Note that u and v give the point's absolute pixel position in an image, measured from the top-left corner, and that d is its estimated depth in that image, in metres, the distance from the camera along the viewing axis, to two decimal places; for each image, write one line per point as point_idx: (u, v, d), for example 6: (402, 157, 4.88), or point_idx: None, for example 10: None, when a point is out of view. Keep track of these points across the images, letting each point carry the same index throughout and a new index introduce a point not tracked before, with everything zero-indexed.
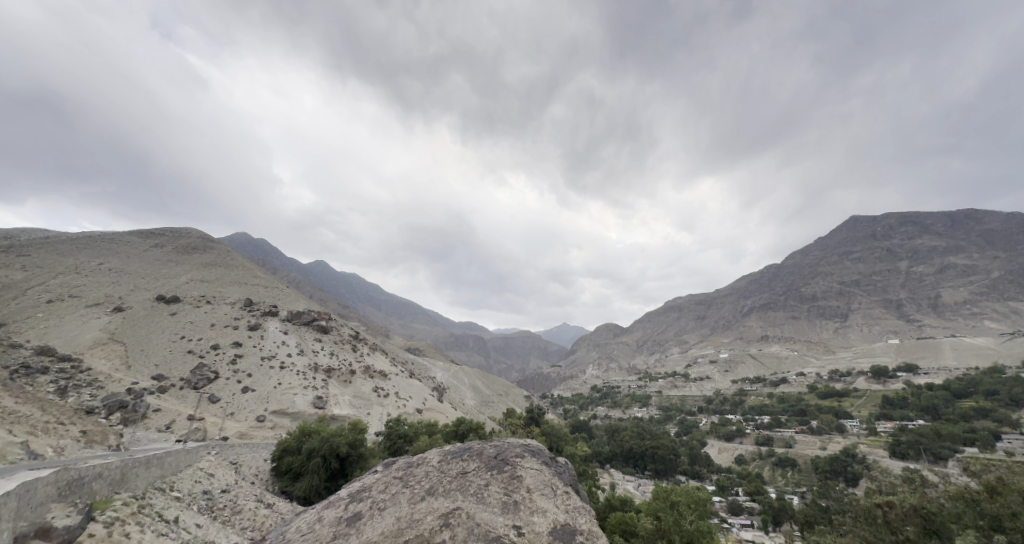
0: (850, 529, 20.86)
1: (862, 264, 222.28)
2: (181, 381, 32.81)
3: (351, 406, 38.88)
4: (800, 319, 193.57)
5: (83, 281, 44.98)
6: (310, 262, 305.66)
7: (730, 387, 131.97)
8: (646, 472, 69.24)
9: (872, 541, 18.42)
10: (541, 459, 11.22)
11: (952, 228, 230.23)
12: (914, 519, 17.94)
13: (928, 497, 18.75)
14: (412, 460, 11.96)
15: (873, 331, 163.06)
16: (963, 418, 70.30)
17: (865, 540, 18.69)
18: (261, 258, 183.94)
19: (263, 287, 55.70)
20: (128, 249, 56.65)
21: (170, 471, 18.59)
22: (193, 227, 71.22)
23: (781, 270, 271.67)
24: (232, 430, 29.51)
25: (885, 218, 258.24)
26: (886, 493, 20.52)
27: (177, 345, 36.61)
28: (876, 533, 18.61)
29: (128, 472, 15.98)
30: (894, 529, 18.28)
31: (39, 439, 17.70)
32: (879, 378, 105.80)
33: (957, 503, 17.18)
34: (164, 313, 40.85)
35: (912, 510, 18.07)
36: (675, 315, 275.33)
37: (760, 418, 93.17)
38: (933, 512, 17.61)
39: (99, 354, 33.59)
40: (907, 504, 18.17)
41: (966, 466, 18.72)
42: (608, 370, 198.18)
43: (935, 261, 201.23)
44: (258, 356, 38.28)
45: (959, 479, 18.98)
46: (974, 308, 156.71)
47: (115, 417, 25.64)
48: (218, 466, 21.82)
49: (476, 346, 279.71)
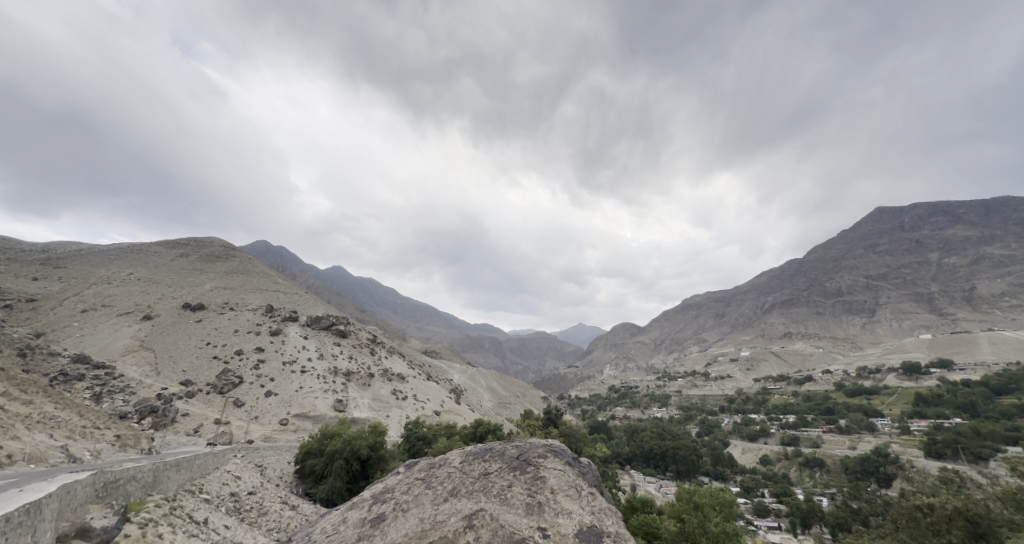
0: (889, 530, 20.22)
1: (889, 256, 214.64)
2: (207, 386, 33.72)
3: (370, 408, 39.37)
4: (824, 315, 188.01)
5: (114, 291, 46.74)
6: (328, 268, 311.91)
7: (753, 386, 128.98)
8: (668, 473, 68.29)
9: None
10: (565, 459, 11.08)
11: (986, 217, 220.62)
12: (959, 522, 17.10)
13: (972, 498, 17.90)
14: (434, 461, 11.99)
15: (903, 326, 157.21)
16: (1004, 416, 67.00)
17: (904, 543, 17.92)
18: (280, 264, 188.67)
19: (283, 293, 56.84)
20: (155, 259, 58.67)
21: (199, 474, 19.11)
22: (215, 237, 73.33)
23: (803, 265, 264.30)
24: (257, 433, 30.22)
25: (913, 209, 249.20)
26: (926, 494, 19.64)
27: (203, 351, 37.72)
28: (918, 536, 17.77)
29: (159, 475, 16.43)
30: (937, 532, 17.46)
31: (77, 443, 18.41)
32: (911, 375, 101.88)
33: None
34: (190, 320, 42.10)
35: (957, 513, 17.23)
36: (693, 313, 270.49)
37: (785, 417, 90.74)
38: (979, 514, 16.79)
39: (130, 361, 34.86)
40: (950, 506, 17.36)
41: (1014, 464, 17.86)
42: (626, 370, 196.34)
43: (969, 252, 192.95)
44: (280, 361, 39.14)
45: (1009, 479, 17.93)
46: (1013, 300, 149.64)
47: (146, 421, 26.55)
48: (244, 468, 22.33)
49: (492, 348, 280.16)
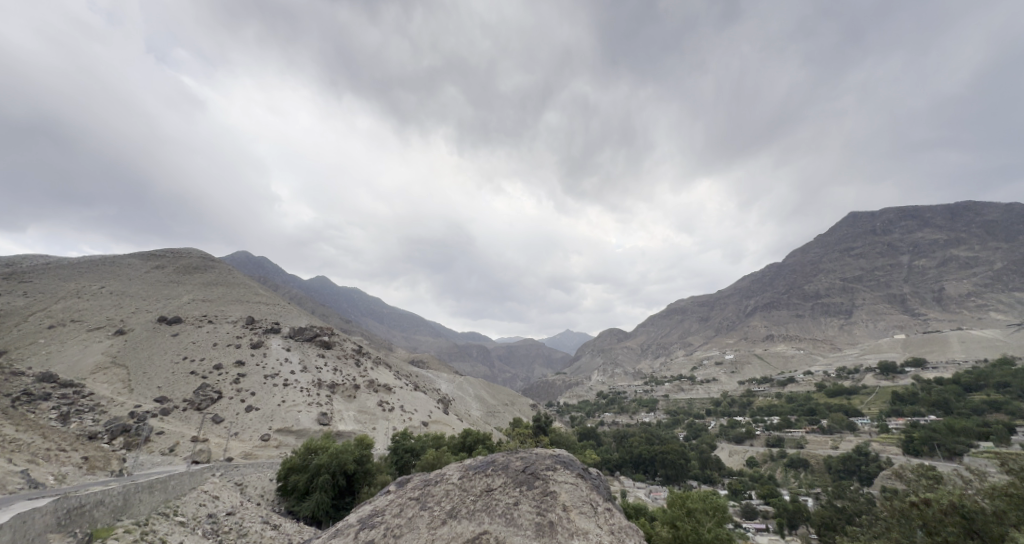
0: (880, 528, 19.96)
1: (864, 259, 221.29)
2: (183, 402, 32.04)
3: (356, 421, 38.05)
4: (804, 317, 192.15)
5: (85, 306, 44.44)
6: (311, 278, 305.80)
7: (737, 388, 130.66)
8: (657, 478, 67.72)
9: None
10: (576, 471, 10.52)
11: (951, 220, 230.71)
12: (955, 519, 16.58)
13: (962, 494, 17.55)
14: (429, 477, 11.25)
15: (878, 327, 161.70)
16: (974, 412, 69.06)
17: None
18: (260, 275, 183.51)
19: (264, 304, 54.88)
20: (129, 272, 56.31)
21: (174, 495, 17.84)
22: (193, 249, 70.97)
23: (782, 269, 270.33)
24: (237, 450, 28.71)
25: (884, 214, 258.92)
26: (918, 493, 19.20)
27: (179, 367, 35.87)
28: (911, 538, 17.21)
29: (130, 498, 15.29)
30: (931, 529, 16.93)
31: (40, 467, 17.00)
32: (887, 374, 104.60)
33: (994, 497, 16.52)
34: (165, 334, 40.20)
35: (952, 509, 16.72)
36: (678, 318, 273.69)
37: (769, 419, 91.80)
38: (972, 511, 16.32)
39: (101, 379, 32.89)
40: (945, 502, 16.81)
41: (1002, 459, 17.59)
42: (613, 375, 196.43)
43: (937, 254, 200.42)
44: (262, 374, 37.52)
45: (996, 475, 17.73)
46: (979, 300, 156.55)
47: (117, 441, 24.91)
48: (223, 488, 21.04)
49: (479, 356, 277.18)
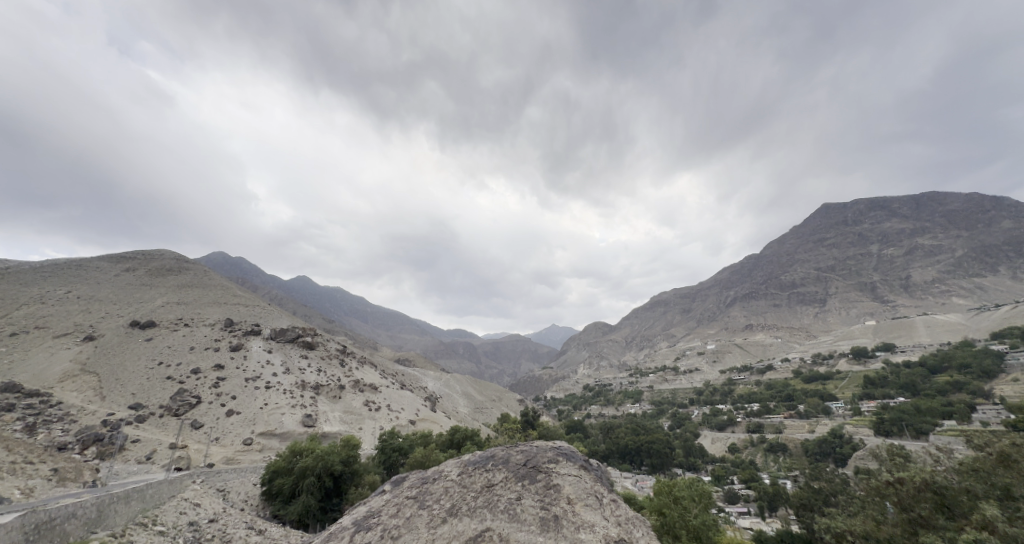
0: (856, 507, 20.23)
1: (836, 250, 228.77)
2: (160, 409, 30.75)
3: (342, 422, 37.27)
4: (781, 306, 197.68)
5: (49, 312, 42.06)
6: (291, 279, 299.33)
7: (719, 377, 133.69)
8: (643, 467, 68.68)
9: (881, 524, 17.59)
10: (578, 463, 10.31)
11: (917, 210, 240.22)
12: (927, 495, 16.98)
13: (932, 470, 18.01)
14: (426, 475, 10.89)
15: (851, 314, 167.65)
16: (939, 393, 72.25)
17: (874, 524, 17.76)
18: (237, 276, 178.09)
19: (244, 306, 53.14)
20: (96, 275, 53.70)
21: (152, 504, 17.03)
22: (167, 250, 68.26)
23: (760, 260, 277.01)
24: (218, 456, 27.70)
25: (855, 205, 267.73)
26: (889, 470, 19.74)
27: (155, 372, 34.41)
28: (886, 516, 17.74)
29: (105, 509, 14.51)
30: (906, 507, 17.35)
31: (4, 482, 15.96)
32: (859, 359, 108.66)
33: (961, 473, 16.93)
34: (139, 339, 38.48)
35: (925, 486, 17.09)
36: (661, 310, 278.10)
37: (750, 406, 94.29)
38: (943, 486, 16.75)
39: (70, 387, 31.24)
40: (918, 479, 17.21)
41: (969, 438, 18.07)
42: (599, 368, 198.51)
43: (904, 242, 208.53)
44: (242, 378, 36.31)
45: (962, 451, 18.38)
46: (942, 286, 164.05)
47: (90, 452, 23.63)
48: (204, 495, 20.17)
49: (465, 353, 276.26)
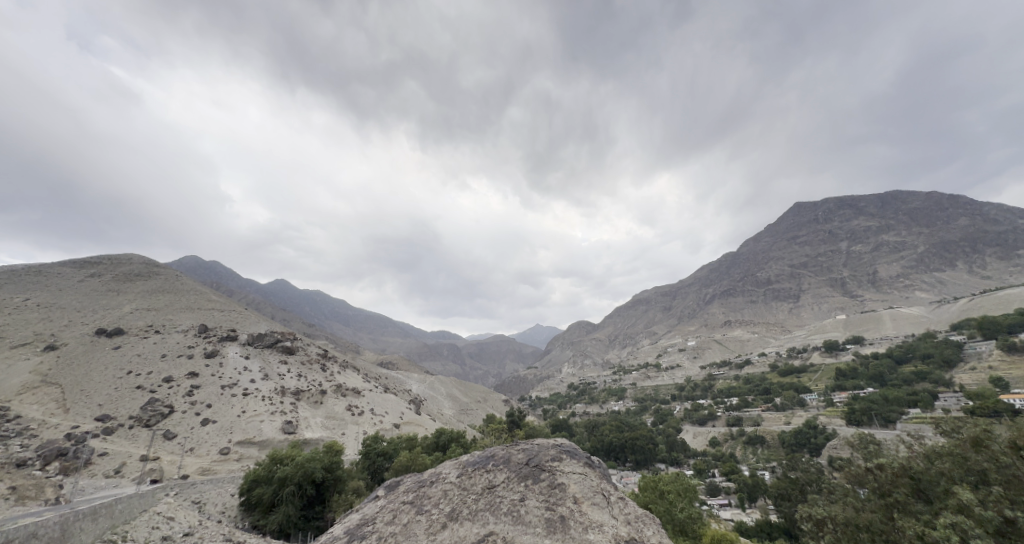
0: (835, 494, 20.77)
1: (808, 247, 236.44)
2: (129, 419, 29.06)
3: (324, 427, 36.13)
4: (758, 302, 203.18)
5: (4, 321, 39.35)
6: (268, 283, 291.40)
7: (699, 373, 136.31)
8: (627, 464, 69.27)
9: (860, 509, 18.05)
10: (582, 460, 10.00)
11: (882, 208, 250.44)
12: (904, 480, 17.50)
13: (907, 456, 18.59)
14: (422, 479, 10.36)
15: (823, 309, 173.64)
16: (905, 383, 75.38)
17: (854, 508, 18.24)
18: (210, 281, 171.78)
19: (218, 311, 51.13)
20: (57, 282, 50.66)
21: (122, 520, 15.98)
22: (134, 255, 65.06)
23: (737, 258, 284.28)
24: (193, 466, 26.36)
25: (825, 204, 277.04)
26: (865, 456, 20.30)
27: (124, 381, 32.62)
28: (867, 500, 18.20)
29: (70, 527, 13.54)
30: (886, 493, 17.82)
31: None
32: (832, 352, 112.47)
33: (933, 457, 17.33)
34: (106, 347, 36.44)
35: (902, 472, 17.66)
36: (643, 308, 282.07)
37: (729, 400, 96.32)
38: (919, 472, 17.32)
39: (30, 400, 29.29)
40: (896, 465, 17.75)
41: (939, 424, 18.62)
42: (583, 367, 199.69)
43: (870, 239, 217.04)
44: (218, 385, 34.79)
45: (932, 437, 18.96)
46: (906, 281, 171.69)
47: (52, 467, 22.03)
48: (178, 508, 19.05)
49: (449, 355, 274.08)
